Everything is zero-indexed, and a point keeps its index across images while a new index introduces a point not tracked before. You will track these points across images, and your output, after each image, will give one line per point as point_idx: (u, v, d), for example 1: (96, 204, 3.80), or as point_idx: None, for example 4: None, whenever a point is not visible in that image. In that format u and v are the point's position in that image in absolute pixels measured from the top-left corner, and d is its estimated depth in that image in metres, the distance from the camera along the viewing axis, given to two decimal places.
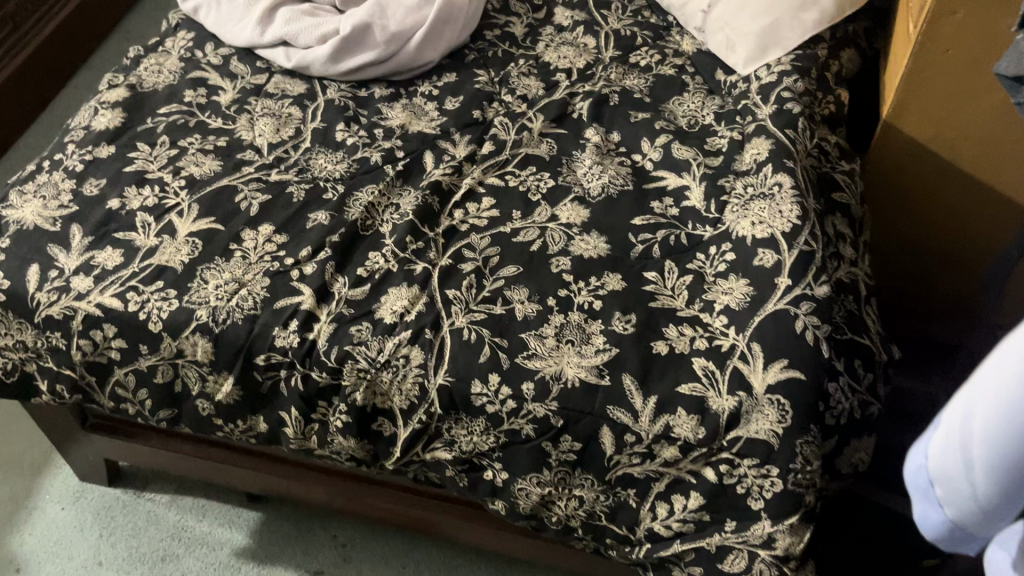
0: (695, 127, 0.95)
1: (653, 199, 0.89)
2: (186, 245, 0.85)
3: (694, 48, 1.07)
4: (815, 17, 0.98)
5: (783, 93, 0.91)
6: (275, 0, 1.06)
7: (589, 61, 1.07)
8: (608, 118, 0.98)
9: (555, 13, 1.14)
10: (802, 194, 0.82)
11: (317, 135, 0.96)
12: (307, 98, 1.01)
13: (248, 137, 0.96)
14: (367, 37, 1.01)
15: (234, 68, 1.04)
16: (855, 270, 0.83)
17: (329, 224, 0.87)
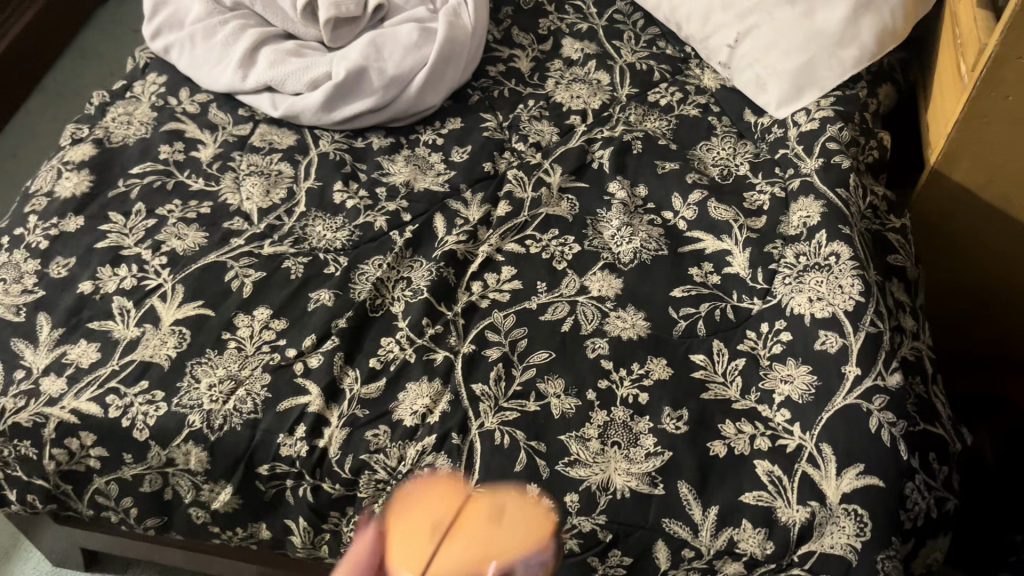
0: (729, 178, 0.87)
1: (691, 264, 0.80)
2: (172, 336, 0.75)
3: (717, 83, 0.98)
4: (855, 54, 0.89)
5: (828, 143, 0.83)
6: (256, 40, 0.96)
7: (605, 100, 0.98)
8: (633, 168, 0.90)
9: (563, 45, 1.05)
10: (862, 265, 0.74)
11: (313, 195, 0.86)
12: (298, 152, 0.91)
13: (235, 202, 0.86)
14: (363, 82, 0.92)
15: (214, 117, 0.94)
16: (918, 343, 0.76)
17: (334, 305, 0.77)
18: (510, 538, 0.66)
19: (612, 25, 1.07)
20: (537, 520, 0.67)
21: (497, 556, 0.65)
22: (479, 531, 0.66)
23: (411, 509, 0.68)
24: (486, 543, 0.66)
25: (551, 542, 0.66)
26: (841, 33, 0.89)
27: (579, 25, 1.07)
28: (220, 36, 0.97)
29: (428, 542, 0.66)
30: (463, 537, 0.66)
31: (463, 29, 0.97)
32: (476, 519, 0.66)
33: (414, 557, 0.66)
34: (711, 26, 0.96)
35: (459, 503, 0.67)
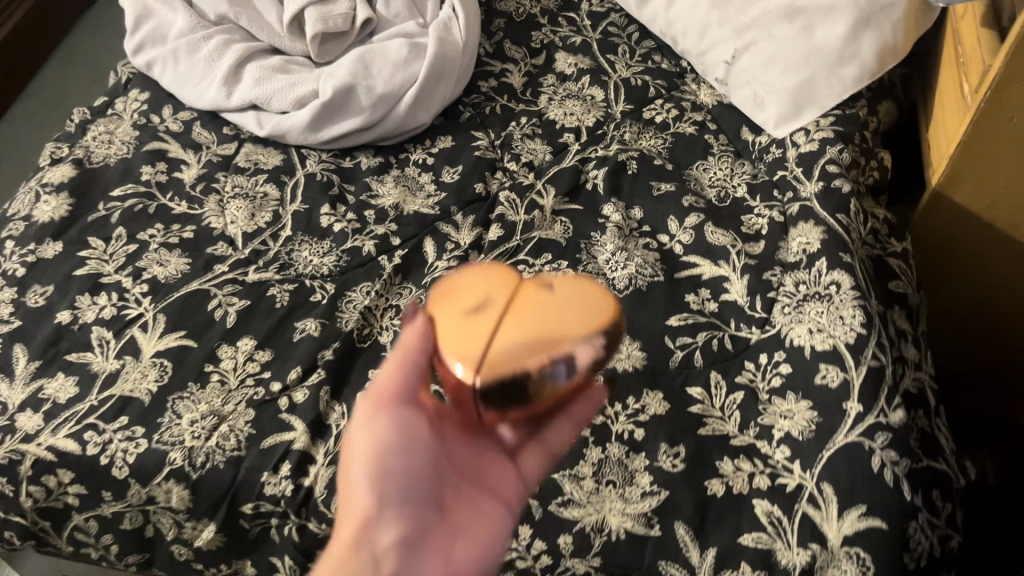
0: (727, 201, 0.85)
1: (688, 290, 0.78)
2: (153, 369, 0.73)
3: (713, 99, 0.96)
4: (855, 72, 0.87)
5: (828, 166, 0.80)
6: (241, 55, 0.93)
7: (599, 117, 0.96)
8: (628, 190, 0.87)
9: (556, 58, 1.02)
10: (864, 295, 0.71)
11: (299, 219, 0.84)
12: (284, 173, 0.88)
13: (219, 226, 0.83)
14: (351, 101, 0.89)
15: (198, 135, 0.91)
16: (921, 374, 0.74)
17: (320, 336, 0.75)
18: (578, 311, 0.55)
19: (606, 38, 1.04)
20: (600, 294, 0.57)
21: (566, 334, 0.53)
22: (544, 312, 0.54)
23: (457, 290, 0.57)
24: (554, 322, 0.54)
25: (617, 318, 0.56)
26: (841, 50, 0.87)
27: (572, 38, 1.05)
28: (203, 51, 0.94)
29: (490, 316, 0.54)
30: (526, 314, 0.54)
31: (454, 44, 0.95)
32: (535, 294, 0.55)
33: (471, 323, 0.54)
34: (709, 41, 0.94)
35: (514, 282, 0.57)
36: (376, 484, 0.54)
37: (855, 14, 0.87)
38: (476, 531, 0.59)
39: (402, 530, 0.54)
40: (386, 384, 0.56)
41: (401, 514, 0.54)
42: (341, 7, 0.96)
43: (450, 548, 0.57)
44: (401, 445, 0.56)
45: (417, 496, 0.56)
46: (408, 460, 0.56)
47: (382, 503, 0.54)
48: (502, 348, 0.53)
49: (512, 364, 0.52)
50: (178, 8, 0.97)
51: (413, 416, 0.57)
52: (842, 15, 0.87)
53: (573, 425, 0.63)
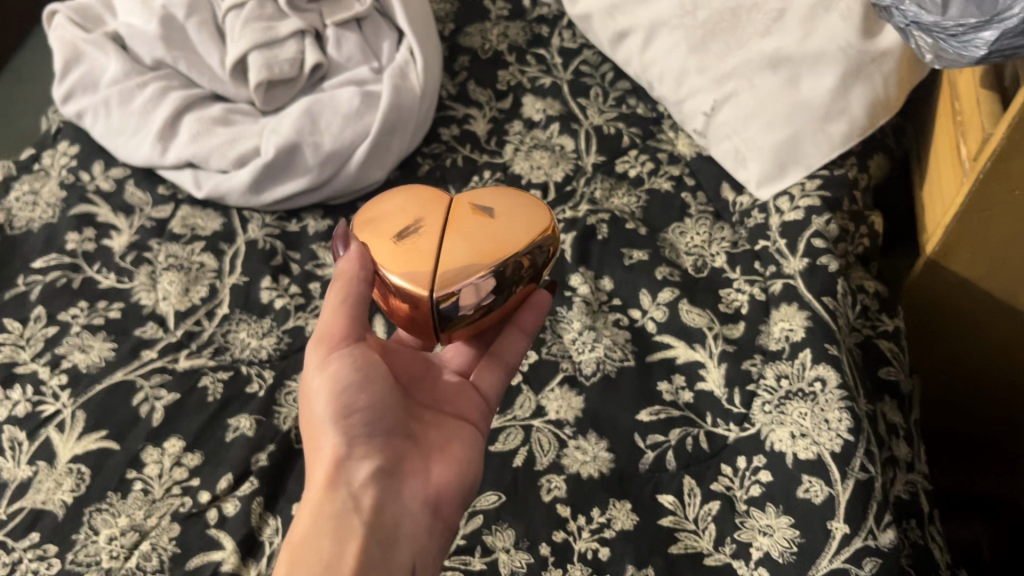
0: (704, 272, 0.78)
1: (661, 376, 0.72)
2: (68, 476, 0.66)
3: (692, 150, 0.90)
4: (844, 129, 0.80)
5: (813, 240, 0.74)
6: (178, 106, 0.86)
7: (568, 171, 0.89)
8: (597, 258, 0.80)
9: (524, 103, 0.95)
10: (851, 394, 0.65)
11: (237, 294, 0.77)
12: (223, 239, 0.81)
13: (149, 303, 0.76)
14: (296, 159, 0.82)
15: (130, 196, 0.84)
16: (914, 476, 0.67)
17: (255, 436, 0.68)
18: (511, 220, 0.64)
19: (578, 79, 0.97)
20: (529, 205, 0.66)
21: (503, 246, 0.62)
22: (481, 226, 0.62)
23: (391, 213, 0.64)
24: (490, 234, 0.62)
25: (551, 226, 0.65)
26: (828, 105, 0.80)
27: (541, 80, 0.97)
28: (138, 101, 0.86)
29: (431, 235, 0.62)
30: (461, 231, 0.62)
31: (411, 92, 0.87)
32: (468, 213, 0.63)
33: (413, 241, 0.62)
34: (686, 89, 0.87)
35: (447, 203, 0.64)
36: (342, 422, 0.57)
37: (843, 66, 0.80)
38: (447, 449, 0.62)
39: (377, 463, 0.57)
40: (331, 325, 0.59)
41: (373, 447, 0.58)
42: (289, 51, 0.89)
43: (427, 470, 0.60)
44: (360, 380, 0.59)
45: (384, 424, 0.59)
46: (369, 391, 0.59)
47: (352, 440, 0.57)
48: (448, 262, 0.61)
49: (459, 275, 0.60)
50: (111, 52, 0.89)
51: (364, 348, 0.61)
52: (829, 67, 0.81)
53: (522, 333, 0.69)
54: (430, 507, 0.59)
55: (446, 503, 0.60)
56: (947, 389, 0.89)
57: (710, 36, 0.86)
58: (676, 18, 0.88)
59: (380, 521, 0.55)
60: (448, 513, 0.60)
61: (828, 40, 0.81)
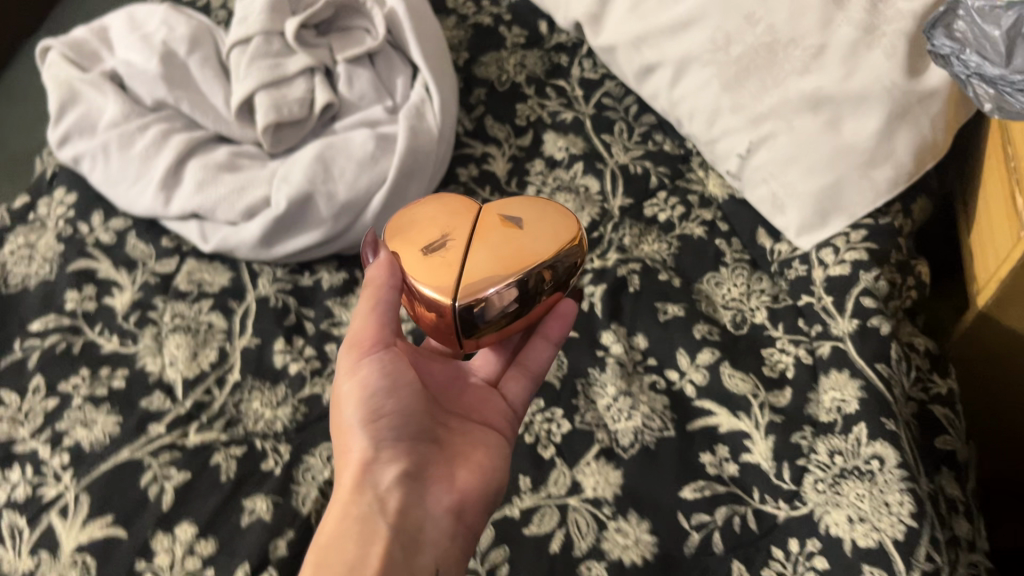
0: (743, 328, 0.74)
1: (702, 447, 0.67)
2: (72, 569, 0.61)
3: (724, 192, 0.85)
4: (889, 175, 0.76)
5: (863, 299, 0.69)
6: (181, 152, 0.81)
7: (595, 215, 0.85)
8: (629, 313, 0.76)
9: (545, 140, 0.91)
10: (912, 474, 0.60)
11: (248, 358, 0.72)
12: (232, 297, 0.76)
13: (155, 370, 0.71)
14: (308, 212, 0.77)
15: (132, 249, 0.79)
16: (976, 557, 0.63)
17: (272, 519, 0.63)
18: (538, 229, 0.61)
19: (601, 113, 0.93)
20: (557, 212, 0.63)
21: (530, 257, 0.60)
22: (506, 234, 0.60)
23: (416, 222, 0.63)
24: (516, 242, 0.60)
25: (580, 233, 0.63)
26: (873, 150, 0.76)
27: (562, 114, 0.93)
28: (138, 146, 0.82)
29: (457, 244, 0.60)
30: (488, 239, 0.60)
31: (428, 134, 0.82)
32: (496, 222, 0.61)
33: (438, 251, 0.60)
34: (719, 129, 0.82)
35: (473, 211, 0.62)
36: (369, 425, 0.57)
37: (888, 108, 0.76)
38: (473, 455, 0.61)
39: (403, 468, 0.56)
40: (361, 330, 0.59)
41: (399, 451, 0.57)
42: (297, 90, 0.84)
43: (452, 475, 0.59)
44: (388, 385, 0.58)
45: (412, 429, 0.58)
46: (397, 396, 0.58)
47: (378, 445, 0.56)
48: (473, 271, 0.59)
49: (485, 283, 0.58)
50: (109, 92, 0.84)
51: (394, 353, 0.60)
52: (873, 108, 0.76)
53: (548, 342, 0.68)
54: (455, 513, 0.57)
55: (470, 509, 0.58)
56: (994, 439, 0.85)
57: (744, 74, 0.81)
58: (708, 54, 0.83)
59: (404, 525, 0.54)
60: (472, 520, 0.58)
61: (871, 79, 0.76)
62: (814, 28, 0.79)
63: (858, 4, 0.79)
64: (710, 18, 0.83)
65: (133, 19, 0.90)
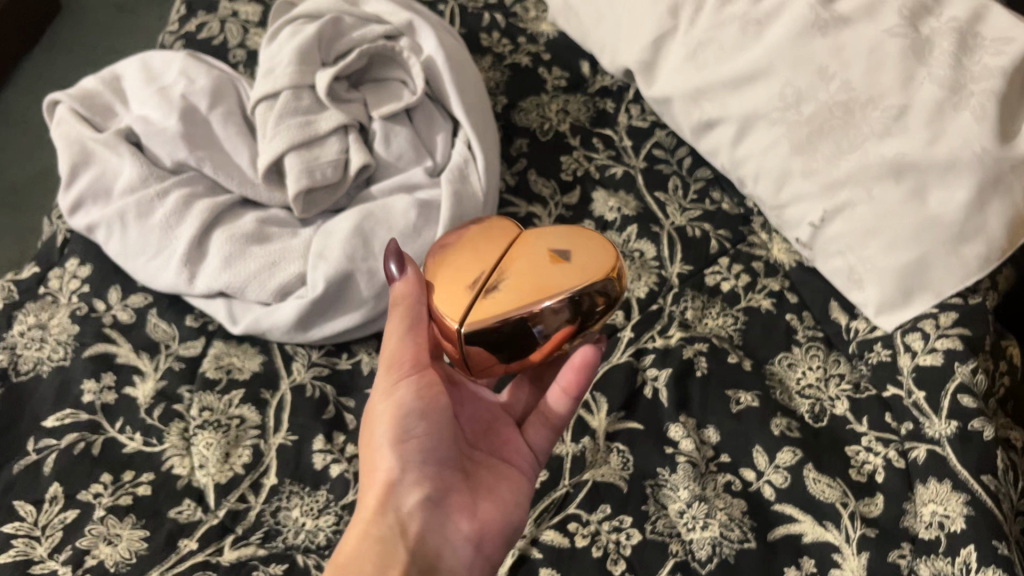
0: (823, 421, 0.68)
1: (787, 560, 0.61)
2: None
3: (790, 258, 0.79)
4: (980, 251, 0.69)
5: (960, 397, 0.63)
6: (206, 223, 0.75)
7: (653, 285, 0.78)
8: (698, 402, 0.70)
9: (594, 198, 0.84)
10: None
11: (285, 458, 0.66)
12: (265, 386, 0.70)
13: (183, 474, 0.65)
14: (347, 291, 0.71)
15: (154, 330, 0.73)
16: None
17: None
18: (570, 258, 0.53)
19: (652, 166, 0.86)
20: (598, 242, 0.55)
21: (549, 287, 0.52)
22: (535, 260, 0.53)
23: (453, 240, 0.57)
24: (542, 272, 0.53)
25: (619, 266, 0.54)
26: (963, 224, 0.69)
27: (611, 169, 0.86)
28: (158, 215, 0.75)
29: (478, 267, 0.54)
30: (511, 265, 0.53)
31: (473, 201, 0.76)
32: (528, 248, 0.54)
33: (460, 272, 0.54)
34: (788, 194, 0.77)
35: (510, 236, 0.56)
36: (398, 447, 0.56)
37: (978, 177, 0.69)
38: (496, 485, 0.60)
39: (428, 493, 0.56)
40: (399, 350, 0.57)
41: (425, 477, 0.56)
42: (331, 151, 0.77)
43: (475, 504, 0.58)
44: (421, 408, 0.57)
45: (441, 453, 0.58)
46: (428, 422, 0.57)
47: (405, 468, 0.56)
48: (487, 297, 0.53)
49: (493, 313, 0.52)
50: (125, 153, 0.77)
51: (429, 376, 0.58)
52: (962, 177, 0.69)
53: (567, 394, 0.63)
54: (473, 543, 0.56)
55: (489, 540, 0.57)
56: None
57: (818, 135, 0.75)
58: (776, 112, 0.77)
59: (421, 551, 0.54)
60: (491, 550, 0.58)
61: (960, 145, 0.69)
62: (894, 86, 0.73)
63: (942, 57, 0.73)
64: (780, 72, 0.77)
65: (149, 69, 0.83)
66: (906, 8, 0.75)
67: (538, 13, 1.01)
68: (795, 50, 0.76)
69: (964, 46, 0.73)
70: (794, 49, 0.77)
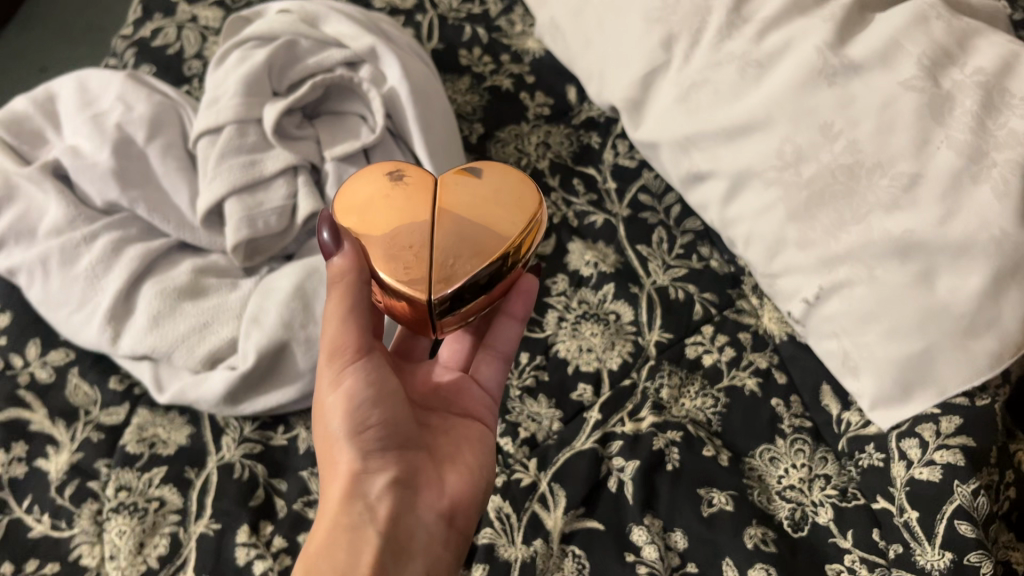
0: (802, 530, 0.62)
1: None
2: None
3: (782, 330, 0.72)
4: (993, 347, 0.59)
5: (958, 524, 0.56)
6: (133, 274, 0.68)
7: (628, 355, 0.71)
8: (666, 501, 0.63)
9: (570, 249, 0.77)
10: None
11: (204, 551, 0.60)
12: (190, 463, 0.64)
13: (92, 565, 0.59)
14: (284, 361, 0.65)
15: (73, 393, 0.67)
16: None
17: None
18: (502, 199, 0.51)
19: (636, 215, 0.79)
20: (514, 175, 0.53)
21: (499, 234, 0.50)
22: (473, 208, 0.50)
23: (362, 199, 0.51)
24: (485, 218, 0.50)
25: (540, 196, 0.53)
26: (975, 315, 0.59)
27: (591, 216, 0.79)
28: (83, 263, 0.68)
29: (418, 226, 0.50)
30: (454, 218, 0.50)
31: None
32: (460, 195, 0.51)
33: (401, 237, 0.49)
34: (781, 263, 0.69)
35: (428, 185, 0.51)
36: (356, 438, 0.49)
37: (996, 263, 0.59)
38: (460, 453, 0.55)
39: (393, 475, 0.50)
40: (339, 337, 0.49)
41: (388, 462, 0.51)
42: (276, 196, 0.70)
43: (440, 479, 0.53)
44: (375, 396, 0.50)
45: (401, 433, 0.52)
46: (383, 406, 0.51)
47: (367, 454, 0.50)
48: (444, 259, 0.49)
49: (462, 273, 0.49)
50: (51, 190, 0.70)
51: (375, 358, 0.51)
52: (977, 261, 0.60)
53: (514, 320, 0.61)
54: (446, 517, 0.52)
55: (461, 514, 0.53)
56: None
57: (817, 201, 0.67)
58: (772, 170, 0.69)
59: (395, 535, 0.48)
60: (463, 522, 0.53)
61: (976, 224, 0.60)
62: (907, 151, 0.64)
63: (963, 118, 0.63)
64: (777, 126, 0.69)
65: (84, 91, 0.76)
66: (926, 57, 0.66)
67: (525, 28, 0.92)
68: (796, 101, 0.68)
69: (990, 105, 0.64)
70: (795, 101, 0.68)
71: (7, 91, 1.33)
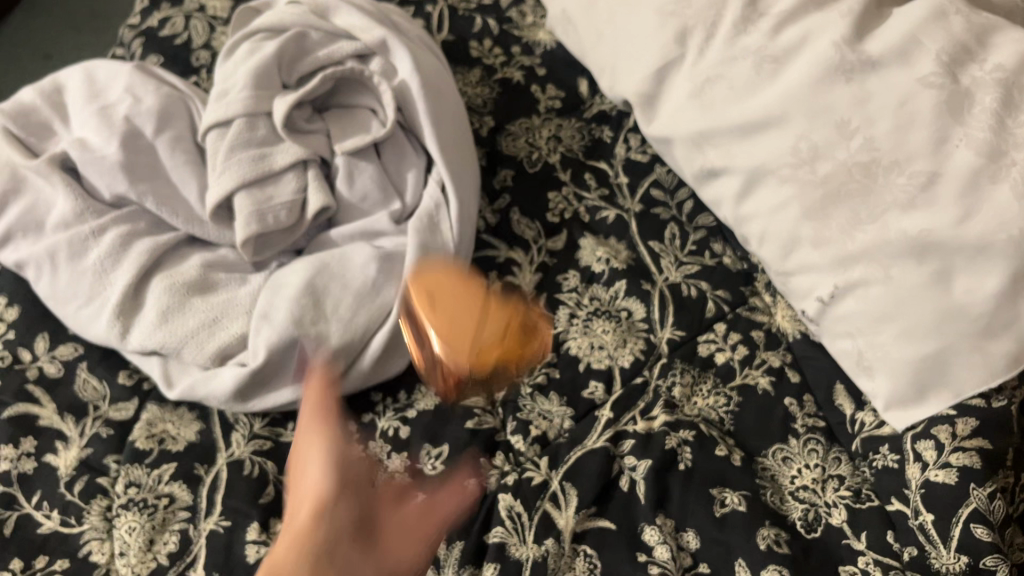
0: (815, 531, 0.61)
1: None
2: None
3: (796, 328, 0.71)
4: (1010, 347, 0.59)
5: (974, 528, 0.57)
6: (142, 268, 0.67)
7: (640, 353, 0.70)
8: (678, 501, 0.62)
9: (581, 245, 0.76)
10: None
11: (214, 548, 0.59)
12: (200, 460, 0.63)
13: (101, 562, 0.59)
14: (294, 358, 0.64)
15: (82, 388, 0.66)
16: None
17: None
18: (483, 330, 0.59)
19: (649, 210, 0.78)
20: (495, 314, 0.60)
21: (468, 340, 0.58)
22: (497, 334, 0.60)
23: (443, 290, 0.61)
24: (491, 347, 0.59)
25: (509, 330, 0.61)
26: (993, 316, 0.59)
27: (603, 211, 0.78)
28: (92, 257, 0.67)
29: (471, 319, 0.58)
30: (490, 327, 0.59)
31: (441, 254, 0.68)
32: (499, 320, 0.60)
33: (454, 321, 0.58)
34: (795, 262, 0.68)
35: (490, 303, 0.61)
36: (324, 469, 0.55)
37: (1015, 264, 0.58)
38: (415, 506, 0.60)
39: (345, 489, 0.55)
40: (309, 454, 0.56)
41: (349, 483, 0.56)
42: (286, 190, 0.69)
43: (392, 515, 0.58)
44: (337, 478, 0.55)
45: (354, 474, 0.57)
46: (341, 470, 0.56)
47: (328, 480, 0.55)
48: (477, 338, 0.58)
49: (469, 348, 0.58)
50: (58, 183, 0.70)
51: (336, 444, 0.57)
52: (995, 261, 0.59)
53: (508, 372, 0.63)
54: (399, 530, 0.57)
55: (418, 540, 0.58)
56: None
57: (833, 200, 0.66)
58: (788, 168, 0.68)
59: (360, 546, 0.53)
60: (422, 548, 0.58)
61: (994, 224, 0.59)
62: (924, 149, 0.63)
63: (982, 116, 0.62)
64: (793, 123, 0.68)
65: (91, 82, 0.75)
66: (945, 54, 0.65)
67: (536, 20, 0.91)
68: (812, 99, 0.67)
69: (1008, 103, 0.63)
70: (812, 97, 0.67)
71: (15, 78, 1.33)
